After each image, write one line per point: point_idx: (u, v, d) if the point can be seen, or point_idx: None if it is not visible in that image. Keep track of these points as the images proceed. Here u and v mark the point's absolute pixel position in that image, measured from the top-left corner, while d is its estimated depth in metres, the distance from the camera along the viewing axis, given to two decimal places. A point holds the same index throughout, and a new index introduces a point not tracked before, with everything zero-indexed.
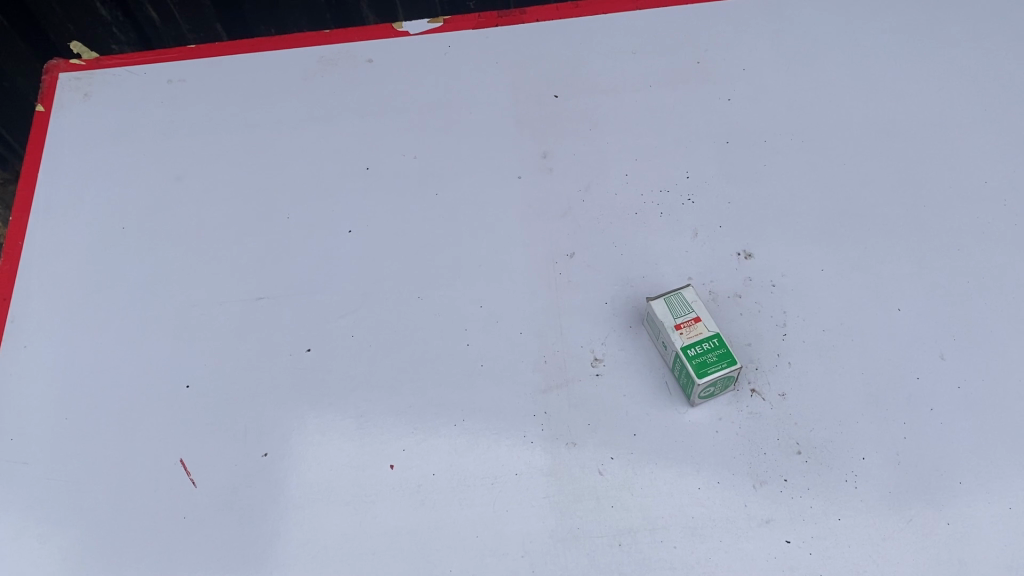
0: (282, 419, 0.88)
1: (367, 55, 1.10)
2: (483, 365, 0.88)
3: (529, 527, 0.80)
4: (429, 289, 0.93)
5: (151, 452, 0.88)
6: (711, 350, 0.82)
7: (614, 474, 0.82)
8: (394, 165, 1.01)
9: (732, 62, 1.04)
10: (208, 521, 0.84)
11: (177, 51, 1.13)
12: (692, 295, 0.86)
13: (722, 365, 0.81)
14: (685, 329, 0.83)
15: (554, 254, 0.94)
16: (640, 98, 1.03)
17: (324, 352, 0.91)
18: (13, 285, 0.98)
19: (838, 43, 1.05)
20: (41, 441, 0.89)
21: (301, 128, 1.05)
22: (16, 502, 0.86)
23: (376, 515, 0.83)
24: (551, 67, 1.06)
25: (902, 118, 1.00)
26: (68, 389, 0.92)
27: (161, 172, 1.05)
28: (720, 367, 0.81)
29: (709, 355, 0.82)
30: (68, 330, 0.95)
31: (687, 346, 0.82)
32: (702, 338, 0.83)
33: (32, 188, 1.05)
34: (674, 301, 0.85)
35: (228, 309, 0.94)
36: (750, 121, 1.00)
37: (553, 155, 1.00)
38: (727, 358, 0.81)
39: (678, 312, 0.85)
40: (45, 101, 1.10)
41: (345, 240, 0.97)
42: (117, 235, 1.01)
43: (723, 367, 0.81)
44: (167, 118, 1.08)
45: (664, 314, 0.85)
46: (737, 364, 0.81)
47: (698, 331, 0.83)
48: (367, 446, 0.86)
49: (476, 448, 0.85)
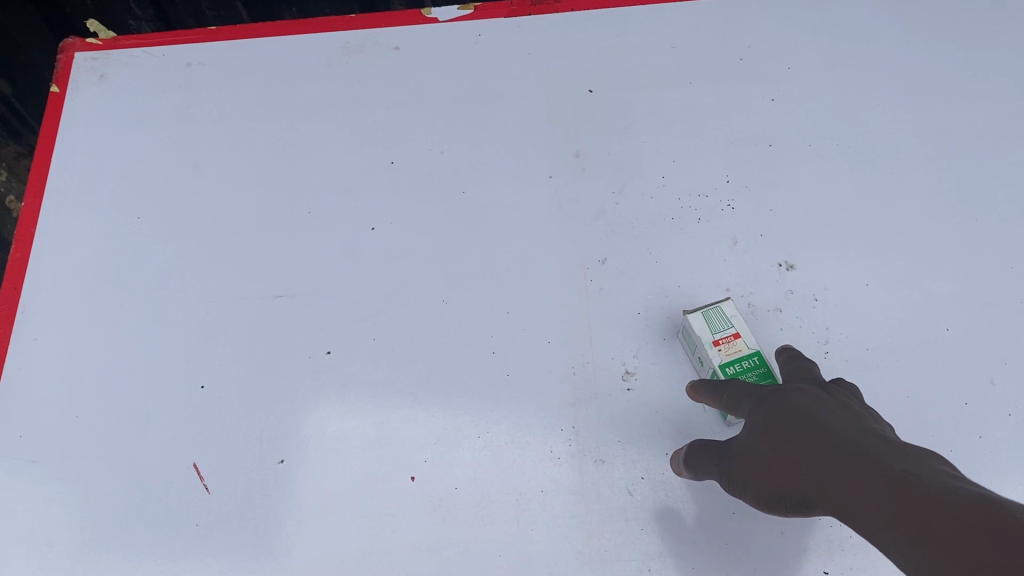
0: (300, 425, 0.85)
1: (394, 42, 1.05)
2: (509, 375, 0.85)
3: (555, 548, 0.78)
4: (454, 292, 0.89)
5: (164, 455, 0.85)
6: (749, 369, 0.77)
7: (645, 496, 0.79)
8: (420, 160, 0.97)
9: (777, 60, 0.99)
10: (223, 530, 0.81)
11: (195, 32, 1.09)
12: (730, 308, 0.82)
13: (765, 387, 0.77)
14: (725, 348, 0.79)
15: (585, 259, 0.90)
16: (680, 96, 0.98)
17: (344, 356, 0.87)
18: (24, 274, 0.95)
19: (889, 42, 1.00)
20: (51, 440, 0.86)
21: (323, 117, 1.01)
22: (24, 503, 0.83)
23: (395, 529, 0.80)
24: (586, 59, 1.01)
25: (954, 125, 0.95)
26: (78, 386, 0.89)
27: (177, 159, 1.01)
28: None
29: (747, 375, 0.77)
30: (80, 324, 0.92)
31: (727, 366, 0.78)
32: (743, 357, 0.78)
33: (45, 173, 1.01)
34: (711, 316, 0.81)
35: (246, 307, 0.91)
36: (794, 124, 0.96)
37: (586, 153, 0.96)
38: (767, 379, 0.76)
39: (717, 328, 0.80)
40: (60, 82, 1.06)
41: (369, 238, 0.94)
42: (132, 225, 0.98)
43: None
44: (185, 103, 1.04)
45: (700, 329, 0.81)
46: None
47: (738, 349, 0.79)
48: (387, 456, 0.83)
49: (500, 462, 0.82)
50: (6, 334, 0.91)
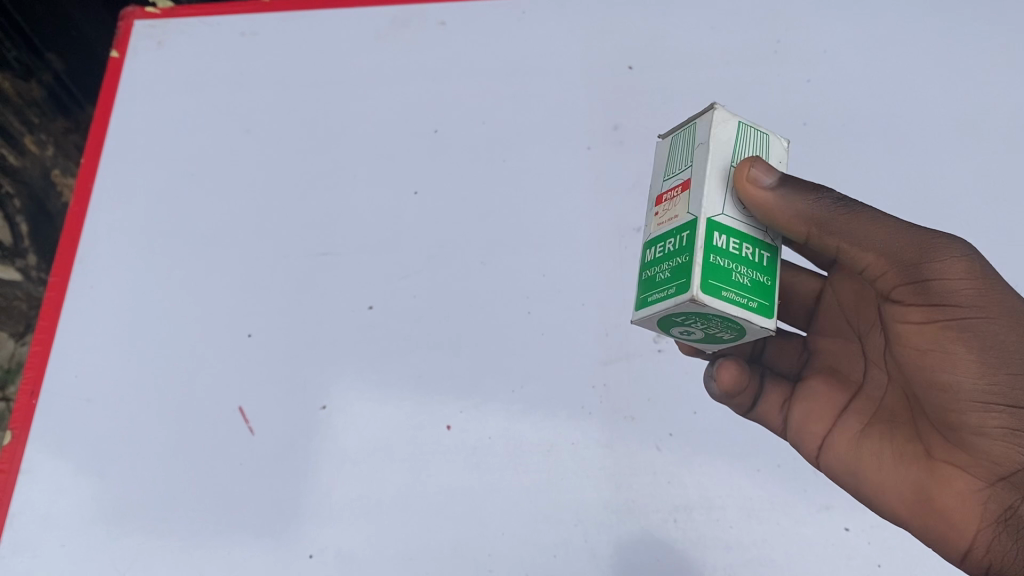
0: (341, 374, 0.88)
1: (440, 17, 1.08)
2: (544, 333, 0.88)
3: (584, 496, 0.81)
4: (493, 254, 0.93)
5: (209, 398, 0.88)
6: (742, 249, 0.58)
7: (673, 451, 0.82)
8: (463, 129, 1.01)
9: (814, 42, 1.02)
10: (263, 470, 0.85)
11: (249, 5, 1.13)
12: (710, 125, 0.61)
13: (653, 292, 0.59)
14: (663, 220, 0.61)
15: (621, 228, 0.92)
16: (718, 74, 1.01)
17: (386, 311, 0.91)
18: (83, 225, 1.01)
19: (929, 30, 1.01)
20: (105, 381, 0.91)
21: (371, 87, 1.05)
22: (79, 438, 0.88)
23: (431, 475, 0.83)
24: (628, 36, 1.04)
25: (991, 107, 0.96)
26: (130, 331, 0.93)
27: (230, 124, 1.05)
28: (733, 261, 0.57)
29: (740, 253, 0.58)
30: (134, 274, 0.97)
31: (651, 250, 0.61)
32: (685, 232, 0.58)
33: (105, 132, 1.06)
34: (677, 144, 0.63)
35: (291, 262, 0.95)
36: (829, 103, 0.98)
37: (625, 127, 0.98)
38: (744, 268, 0.58)
39: (676, 171, 0.62)
40: (120, 47, 1.12)
41: (412, 202, 0.97)
42: (184, 182, 1.02)
43: (738, 269, 0.57)
44: (237, 71, 1.08)
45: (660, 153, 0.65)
46: (747, 287, 0.57)
47: (677, 221, 0.59)
48: (426, 406, 0.86)
49: (533, 415, 0.85)
50: (64, 282, 0.97)
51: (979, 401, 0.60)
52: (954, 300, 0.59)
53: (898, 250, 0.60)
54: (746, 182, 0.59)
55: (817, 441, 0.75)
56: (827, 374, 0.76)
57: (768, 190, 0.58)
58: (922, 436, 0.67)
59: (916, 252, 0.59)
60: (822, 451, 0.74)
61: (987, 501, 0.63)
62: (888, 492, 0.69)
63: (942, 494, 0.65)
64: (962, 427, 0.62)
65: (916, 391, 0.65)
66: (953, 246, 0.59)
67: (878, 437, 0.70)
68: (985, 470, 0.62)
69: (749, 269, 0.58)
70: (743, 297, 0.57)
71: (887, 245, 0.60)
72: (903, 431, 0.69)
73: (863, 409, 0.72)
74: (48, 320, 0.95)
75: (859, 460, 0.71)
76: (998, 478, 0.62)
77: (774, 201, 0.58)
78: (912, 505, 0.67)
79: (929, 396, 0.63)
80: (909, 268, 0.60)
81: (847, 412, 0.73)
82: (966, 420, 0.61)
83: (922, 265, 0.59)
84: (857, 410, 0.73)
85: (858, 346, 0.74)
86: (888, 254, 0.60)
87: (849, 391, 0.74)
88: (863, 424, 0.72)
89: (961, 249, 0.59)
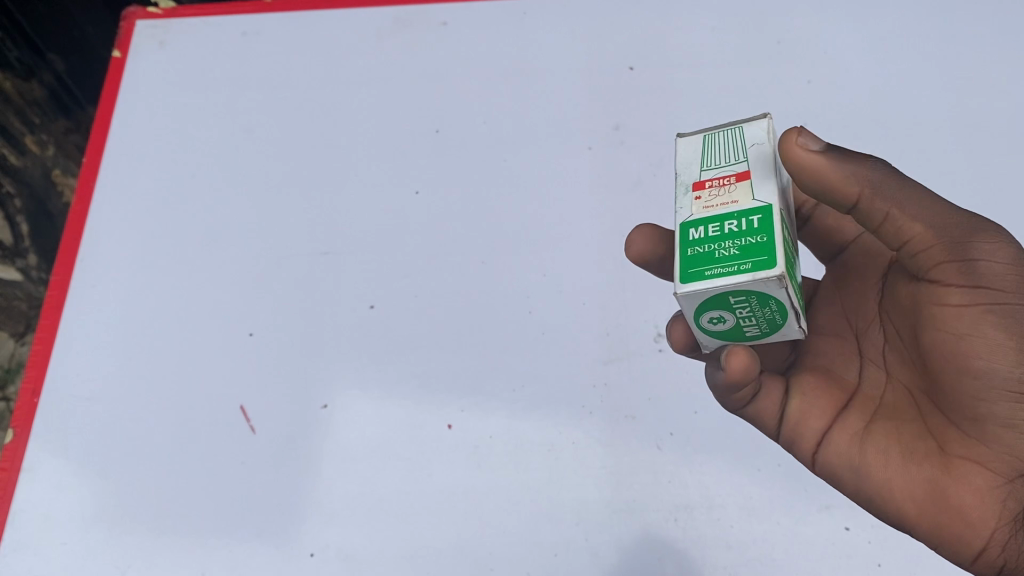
0: (342, 372, 0.88)
1: (442, 17, 1.09)
2: (544, 332, 0.88)
3: (585, 495, 0.81)
4: (494, 254, 0.93)
5: (211, 396, 0.89)
6: (789, 244, 0.57)
7: (673, 451, 0.82)
8: (464, 129, 1.01)
9: (814, 43, 1.02)
10: (264, 468, 0.85)
11: (251, 5, 1.13)
12: (767, 132, 0.60)
13: (711, 267, 0.53)
14: (712, 203, 0.56)
15: (622, 227, 0.93)
16: (719, 74, 1.01)
17: (387, 310, 0.91)
18: (84, 224, 1.01)
19: (928, 31, 1.02)
20: (107, 379, 0.91)
21: (372, 86, 1.05)
22: (81, 436, 0.89)
23: (431, 473, 0.83)
24: (629, 37, 1.04)
25: (990, 107, 0.96)
26: (132, 329, 0.94)
27: (231, 124, 1.05)
28: (790, 254, 0.56)
29: (789, 247, 0.57)
30: (136, 273, 0.97)
31: (693, 231, 0.55)
32: (751, 216, 0.55)
33: (106, 131, 1.07)
34: (715, 142, 0.61)
35: (293, 260, 0.95)
36: (829, 103, 0.98)
37: (625, 127, 0.98)
38: (793, 265, 0.57)
39: (717, 164, 0.59)
40: (122, 47, 1.12)
41: (413, 201, 0.97)
42: (186, 181, 1.02)
43: (792, 263, 0.56)
44: (239, 71, 1.09)
45: (687, 146, 0.61)
46: (798, 282, 0.56)
47: (739, 206, 0.56)
48: (427, 405, 0.86)
49: (534, 414, 0.85)
50: (66, 281, 0.98)
51: (1012, 391, 0.59)
52: (998, 283, 0.59)
53: (949, 228, 0.59)
54: (793, 148, 0.60)
55: (815, 439, 0.71)
56: (818, 372, 0.72)
57: (817, 152, 0.59)
58: (936, 431, 0.65)
59: (966, 233, 0.59)
60: (823, 447, 0.70)
61: (1006, 499, 0.62)
62: (897, 490, 0.66)
63: (958, 491, 0.63)
64: (989, 418, 0.61)
65: (939, 382, 0.63)
66: (1001, 233, 0.59)
67: (884, 433, 0.67)
68: (1006, 466, 0.62)
69: (791, 265, 0.57)
70: (794, 292, 0.56)
71: (938, 219, 0.59)
72: (911, 428, 0.66)
73: (865, 406, 0.69)
74: (50, 319, 0.95)
75: (863, 458, 0.68)
76: (1018, 475, 0.62)
77: (827, 160, 0.59)
78: (922, 504, 0.65)
79: (956, 385, 0.61)
80: (956, 243, 0.59)
81: (848, 409, 0.70)
82: (996, 411, 0.60)
83: (970, 242, 0.59)
84: (858, 407, 0.69)
85: (854, 345, 0.71)
86: (940, 228, 0.59)
87: (846, 390, 0.71)
88: (867, 421, 0.68)
89: (1008, 235, 0.59)
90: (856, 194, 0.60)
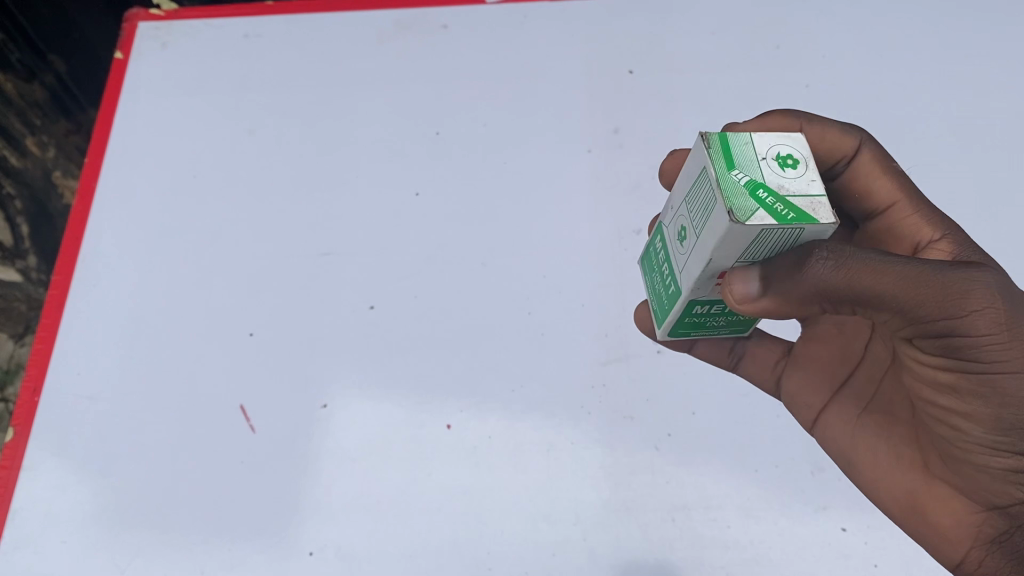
0: (342, 373, 0.89)
1: (443, 21, 1.09)
2: (543, 334, 0.88)
3: (581, 495, 0.81)
4: (494, 256, 0.93)
5: (212, 396, 0.89)
6: None
7: (670, 452, 0.83)
8: (464, 131, 1.01)
9: (812, 48, 1.03)
10: (264, 467, 0.85)
11: (252, 7, 1.14)
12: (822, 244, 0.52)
13: (705, 329, 0.68)
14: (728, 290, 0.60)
15: (620, 230, 0.93)
16: (717, 78, 1.01)
17: (386, 312, 0.91)
18: (85, 224, 1.01)
19: (923, 37, 1.03)
20: (108, 379, 0.91)
21: (373, 89, 1.06)
22: (81, 434, 0.89)
23: (431, 473, 0.84)
24: (628, 41, 1.05)
25: (986, 113, 0.97)
26: (134, 328, 0.94)
27: (232, 125, 1.06)
28: None
29: None
30: (136, 273, 0.97)
31: (700, 307, 0.63)
32: None
33: (109, 132, 1.07)
34: (766, 238, 0.52)
35: (294, 261, 0.95)
36: (828, 107, 0.98)
37: (624, 130, 0.99)
38: None
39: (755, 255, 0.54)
40: (124, 49, 1.12)
41: (413, 203, 0.98)
42: (188, 182, 1.03)
43: None
44: (240, 73, 1.09)
45: (734, 232, 0.51)
46: None
47: None
48: (426, 405, 0.87)
49: (532, 415, 0.85)
50: (67, 281, 0.98)
51: (988, 446, 0.59)
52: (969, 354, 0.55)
53: (910, 307, 0.54)
54: (734, 301, 0.56)
55: (814, 413, 0.77)
56: (833, 339, 0.78)
57: (756, 300, 0.55)
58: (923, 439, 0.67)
59: (932, 307, 0.53)
60: (818, 424, 0.77)
61: (982, 524, 0.63)
62: (878, 480, 0.70)
63: (932, 504, 0.66)
64: (964, 458, 0.61)
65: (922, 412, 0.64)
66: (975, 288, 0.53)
67: (872, 425, 0.72)
68: (980, 495, 0.62)
69: None
70: None
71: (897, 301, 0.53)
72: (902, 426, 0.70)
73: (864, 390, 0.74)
74: (50, 318, 0.96)
75: (851, 443, 0.73)
76: (995, 507, 0.62)
77: (768, 305, 0.55)
78: (900, 505, 0.69)
79: (933, 419, 0.62)
80: (921, 320, 0.54)
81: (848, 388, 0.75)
82: (972, 457, 0.60)
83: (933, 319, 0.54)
84: (857, 389, 0.75)
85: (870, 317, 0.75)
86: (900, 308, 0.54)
87: (851, 364, 0.76)
88: (861, 410, 0.73)
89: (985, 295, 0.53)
90: (816, 309, 0.55)
